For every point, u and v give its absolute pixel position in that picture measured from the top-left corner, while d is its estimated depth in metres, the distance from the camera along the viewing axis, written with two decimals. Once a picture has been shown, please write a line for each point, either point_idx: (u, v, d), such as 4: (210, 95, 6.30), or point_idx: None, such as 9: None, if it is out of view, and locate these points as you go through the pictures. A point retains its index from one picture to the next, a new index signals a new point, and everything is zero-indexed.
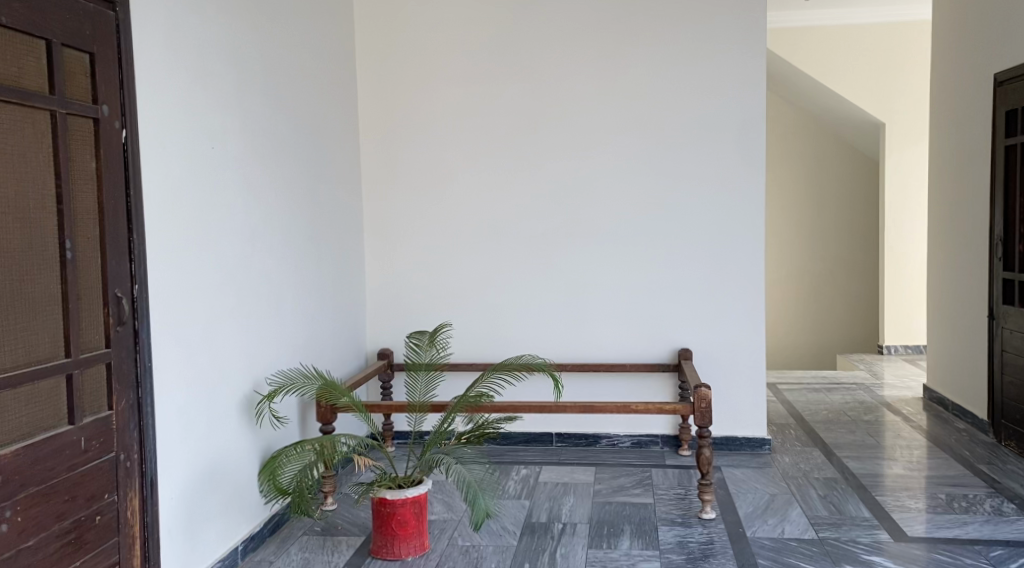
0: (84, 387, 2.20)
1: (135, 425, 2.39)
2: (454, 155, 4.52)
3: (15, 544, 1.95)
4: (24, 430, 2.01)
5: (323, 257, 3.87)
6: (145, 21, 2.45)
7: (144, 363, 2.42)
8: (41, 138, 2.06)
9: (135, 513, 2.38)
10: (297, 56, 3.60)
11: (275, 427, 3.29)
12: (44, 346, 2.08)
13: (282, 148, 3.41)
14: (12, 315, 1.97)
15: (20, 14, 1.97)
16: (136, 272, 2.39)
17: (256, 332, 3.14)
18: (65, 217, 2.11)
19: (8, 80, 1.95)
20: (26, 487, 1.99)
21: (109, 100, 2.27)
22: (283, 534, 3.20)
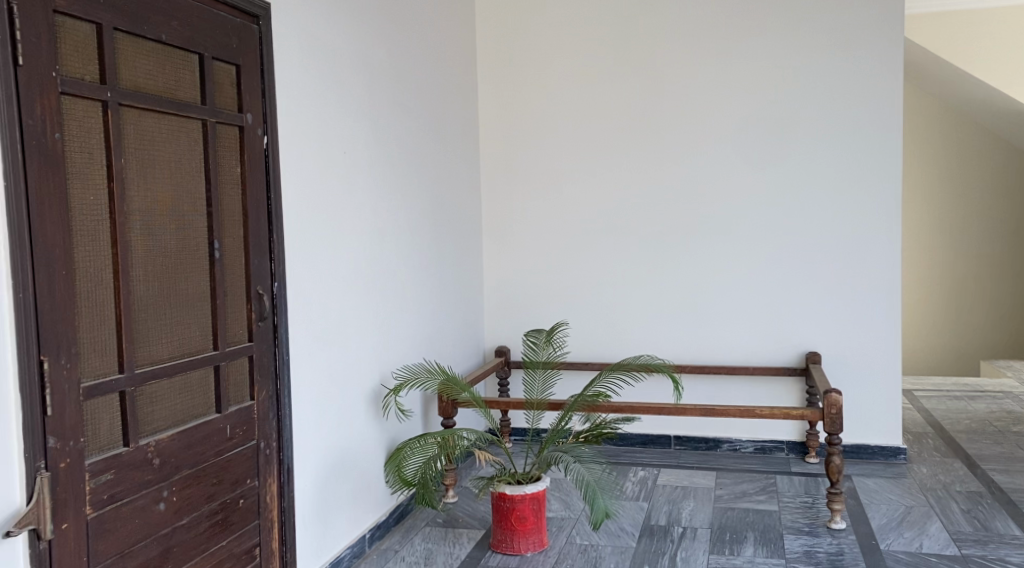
0: (230, 377, 2.36)
1: (274, 414, 2.54)
2: (572, 155, 4.53)
3: (171, 522, 2.12)
4: (179, 416, 2.17)
5: (445, 255, 3.97)
6: (286, 32, 2.60)
7: (282, 356, 2.57)
8: (195, 145, 2.21)
9: (274, 498, 2.53)
10: (422, 60, 3.72)
11: (400, 420, 3.41)
12: (196, 340, 2.24)
13: (408, 150, 3.53)
14: (170, 309, 2.14)
15: (177, 31, 2.13)
16: (276, 270, 2.54)
17: (383, 326, 3.26)
18: (214, 219, 2.27)
19: (165, 91, 2.11)
20: (181, 469, 2.15)
21: (252, 109, 2.43)
22: (407, 524, 3.32)
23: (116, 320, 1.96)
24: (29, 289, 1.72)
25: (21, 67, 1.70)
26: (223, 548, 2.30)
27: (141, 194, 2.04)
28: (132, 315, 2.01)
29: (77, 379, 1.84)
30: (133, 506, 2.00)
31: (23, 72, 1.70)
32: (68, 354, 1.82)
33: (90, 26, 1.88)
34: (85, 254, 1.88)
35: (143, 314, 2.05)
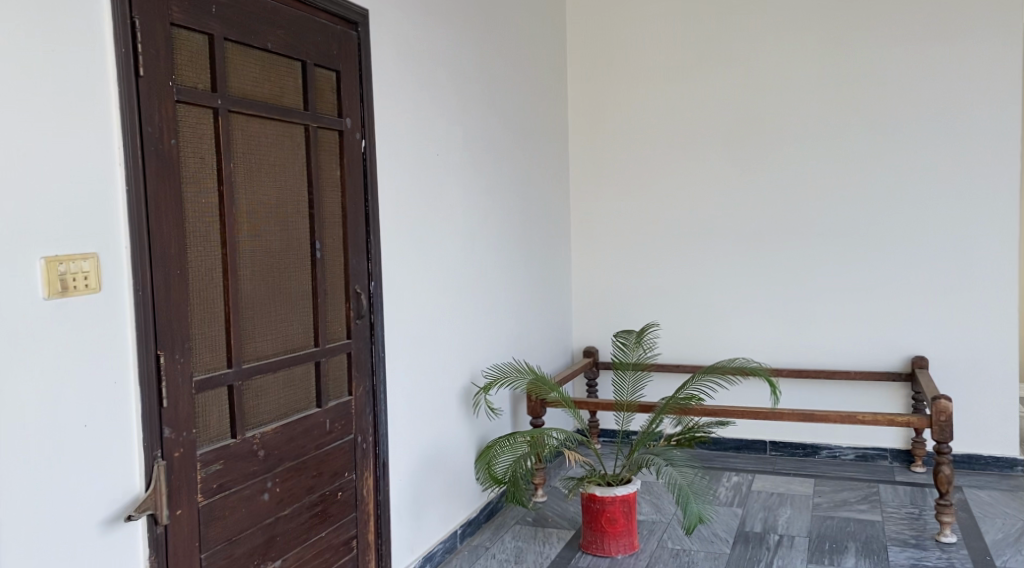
0: (330, 373, 2.44)
1: (370, 409, 2.61)
2: (663, 154, 4.48)
3: (275, 511, 2.20)
4: (283, 410, 2.26)
5: (534, 255, 3.99)
6: (385, 39, 2.67)
7: (377, 353, 2.64)
8: (297, 148, 2.30)
9: (370, 492, 2.60)
10: (513, 61, 3.74)
11: (490, 418, 3.44)
12: (299, 337, 2.32)
13: (499, 151, 3.57)
14: (275, 307, 2.23)
15: (282, 39, 2.21)
16: (372, 270, 2.61)
17: (474, 325, 3.31)
18: (315, 220, 2.35)
19: (271, 98, 2.20)
20: (284, 461, 2.24)
21: (351, 113, 2.50)
22: (498, 522, 3.35)
23: (225, 317, 2.06)
24: (148, 288, 1.83)
25: (142, 78, 1.80)
26: (323, 539, 2.38)
27: (248, 197, 2.13)
28: (240, 312, 2.10)
29: (190, 372, 1.94)
30: (240, 495, 2.09)
31: (142, 82, 1.81)
32: (182, 350, 1.92)
33: (203, 37, 1.98)
34: (198, 255, 1.98)
35: (249, 311, 2.14)
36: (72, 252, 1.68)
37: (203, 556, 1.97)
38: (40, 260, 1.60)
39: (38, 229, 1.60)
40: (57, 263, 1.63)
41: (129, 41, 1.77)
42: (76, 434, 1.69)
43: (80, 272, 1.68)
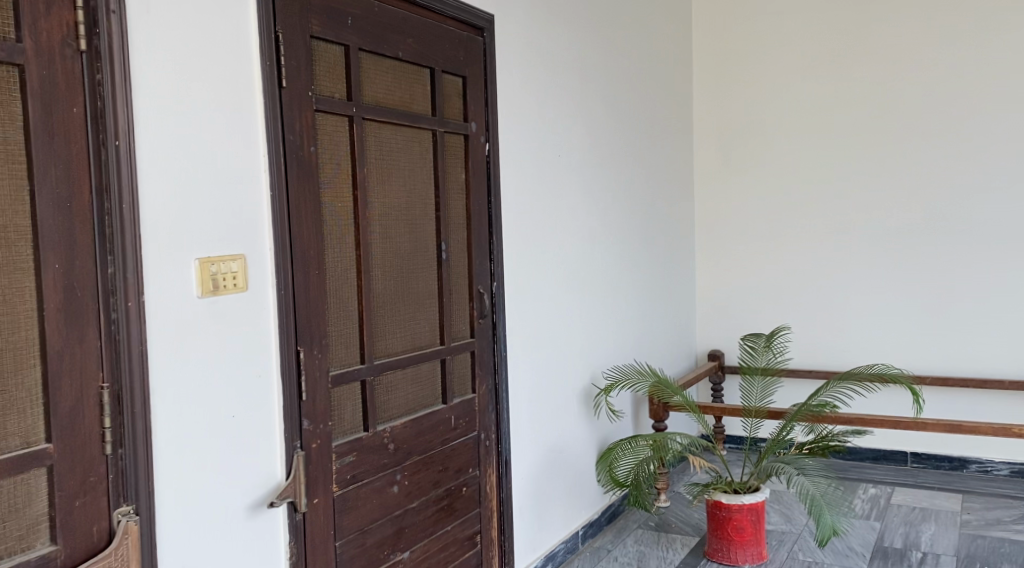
0: (455, 371, 2.50)
1: (493, 407, 2.65)
2: (792, 151, 4.32)
3: (404, 503, 2.28)
4: (411, 405, 2.34)
5: (656, 256, 3.94)
6: (511, 44, 2.72)
7: (500, 353, 2.68)
8: (425, 153, 2.37)
9: (493, 488, 2.64)
10: (638, 61, 3.72)
11: (612, 420, 3.43)
12: (425, 335, 2.39)
13: (622, 151, 3.55)
14: (404, 306, 2.31)
15: (412, 47, 2.29)
16: (495, 271, 2.65)
17: (596, 326, 3.31)
18: (441, 222, 2.42)
19: (402, 105, 2.28)
20: (412, 455, 2.31)
21: (476, 118, 2.56)
22: (619, 525, 3.33)
23: (358, 315, 2.15)
24: (289, 287, 1.94)
25: (284, 89, 1.92)
26: (448, 533, 2.44)
27: (379, 200, 2.22)
28: (371, 310, 2.20)
29: (327, 367, 2.05)
30: (372, 486, 2.18)
31: (285, 93, 1.92)
32: (319, 346, 2.03)
33: (340, 48, 2.08)
34: (333, 256, 2.08)
35: (380, 310, 2.23)
36: (223, 253, 1.80)
37: (337, 543, 2.07)
38: (195, 262, 1.74)
39: (194, 233, 1.73)
40: (210, 263, 1.76)
41: (273, 55, 1.89)
42: (226, 424, 1.81)
43: (230, 272, 1.81)
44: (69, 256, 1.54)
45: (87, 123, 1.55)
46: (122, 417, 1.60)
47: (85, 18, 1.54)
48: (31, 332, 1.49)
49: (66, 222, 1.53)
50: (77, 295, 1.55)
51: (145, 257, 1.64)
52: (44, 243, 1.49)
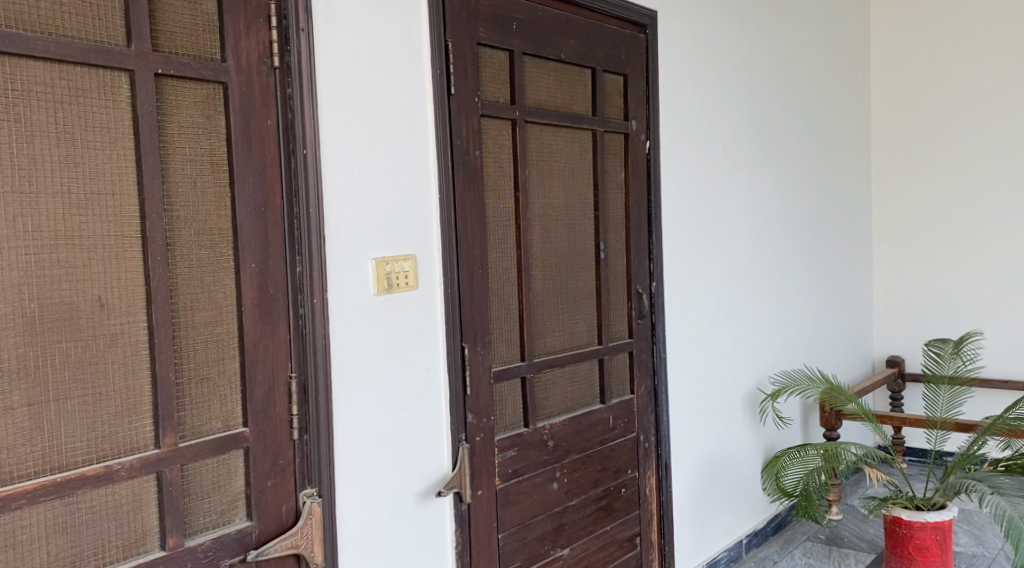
0: (613, 370, 2.49)
1: (652, 409, 2.62)
2: (986, 142, 3.96)
3: (563, 501, 2.30)
4: (569, 404, 2.35)
5: (829, 256, 3.72)
6: (673, 40, 2.68)
7: (660, 354, 2.64)
8: (586, 152, 2.38)
9: (652, 491, 2.61)
10: (811, 51, 3.54)
11: (779, 427, 3.29)
12: (583, 334, 2.40)
13: (792, 147, 3.39)
14: (564, 305, 2.33)
15: (574, 48, 2.30)
16: (655, 270, 2.62)
17: (762, 329, 3.18)
18: (600, 222, 2.42)
19: (562, 106, 2.30)
20: (571, 453, 2.33)
21: (637, 115, 2.53)
22: (787, 536, 3.19)
23: (519, 314, 2.20)
24: (456, 286, 2.02)
25: (453, 95, 2.00)
26: (608, 533, 2.44)
27: (539, 200, 2.25)
28: (532, 308, 2.24)
29: (490, 363, 2.11)
30: (533, 481, 2.22)
31: (454, 99, 2.00)
32: (483, 343, 2.09)
33: (504, 53, 2.14)
34: (496, 256, 2.14)
35: (541, 310, 2.26)
36: (396, 254, 1.90)
37: (500, 536, 2.13)
38: (371, 261, 1.84)
39: (371, 234, 1.84)
40: (384, 263, 1.86)
41: (443, 64, 1.97)
42: (399, 415, 1.91)
43: (402, 271, 1.90)
44: (263, 255, 1.68)
45: (279, 134, 1.69)
46: (307, 405, 1.73)
47: (278, 37, 1.68)
48: (232, 324, 1.65)
49: (261, 225, 1.67)
50: (270, 292, 1.69)
51: (328, 257, 1.76)
52: (242, 244, 1.64)
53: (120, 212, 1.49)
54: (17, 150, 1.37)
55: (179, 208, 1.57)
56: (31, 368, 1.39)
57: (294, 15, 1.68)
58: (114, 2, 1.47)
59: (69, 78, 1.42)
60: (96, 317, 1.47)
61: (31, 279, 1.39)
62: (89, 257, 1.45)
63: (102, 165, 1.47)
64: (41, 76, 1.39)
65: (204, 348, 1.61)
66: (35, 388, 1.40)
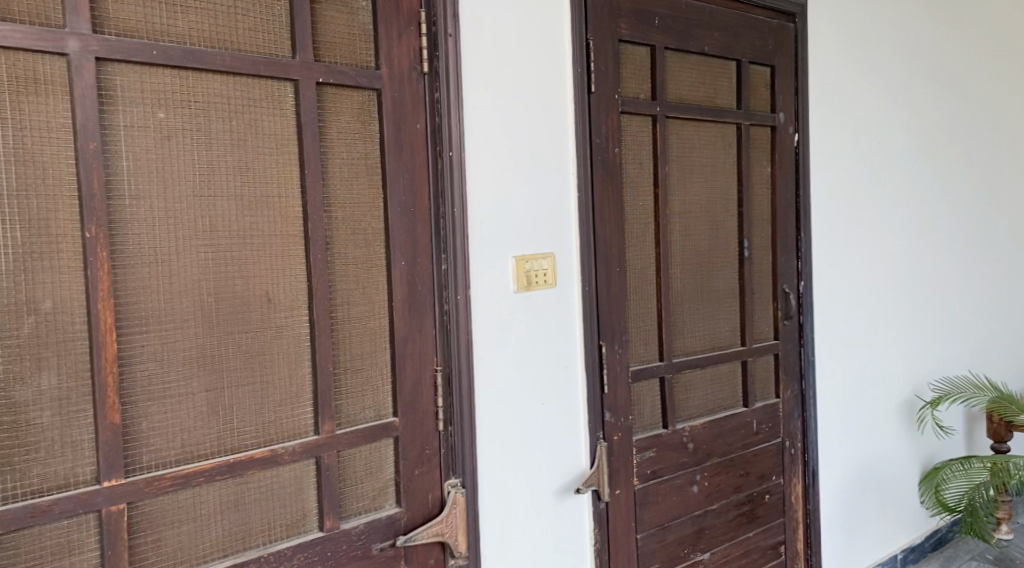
0: (757, 373, 2.41)
1: (799, 414, 2.51)
2: None
3: (704, 504, 2.26)
4: (710, 405, 2.30)
5: (999, 254, 3.43)
6: (825, 27, 2.55)
7: (808, 356, 2.53)
8: (729, 147, 2.32)
9: (799, 499, 2.51)
10: (981, 31, 3.27)
11: (940, 437, 3.07)
12: (726, 334, 2.34)
13: (957, 136, 3.15)
14: (705, 305, 2.28)
15: (718, 41, 2.25)
16: (803, 269, 2.51)
17: (921, 332, 2.98)
18: (744, 219, 2.35)
19: (706, 100, 2.25)
20: (712, 456, 2.28)
21: (785, 108, 2.44)
22: (948, 553, 2.98)
23: (659, 313, 2.17)
24: (595, 284, 2.02)
25: (594, 93, 2.00)
26: (750, 540, 2.37)
27: (680, 197, 2.22)
28: (672, 308, 2.20)
29: (628, 363, 2.09)
30: (673, 483, 2.18)
31: (594, 97, 2.00)
32: (620, 342, 2.08)
33: (646, 49, 2.12)
34: (636, 254, 2.12)
35: (681, 309, 2.23)
36: (536, 252, 1.92)
37: (639, 536, 2.12)
38: (511, 259, 1.88)
39: (511, 233, 1.88)
40: (524, 262, 1.89)
41: (584, 62, 1.98)
42: (538, 411, 1.93)
43: (542, 269, 1.93)
44: (412, 253, 1.75)
45: (427, 136, 1.76)
46: (452, 398, 1.79)
47: (427, 44, 1.74)
48: (384, 318, 1.73)
49: (410, 225, 1.74)
50: (417, 289, 1.76)
51: (472, 255, 1.81)
52: (393, 244, 1.72)
53: (285, 212, 1.60)
54: (199, 157, 1.49)
55: (337, 209, 1.66)
56: (209, 357, 1.52)
57: (443, 21, 1.74)
58: (281, 17, 1.58)
59: (242, 90, 1.54)
60: (264, 310, 1.58)
61: (208, 275, 1.51)
62: (258, 255, 1.57)
63: (270, 169, 1.58)
64: (219, 89, 1.51)
65: (358, 341, 1.70)
66: (211, 375, 1.52)
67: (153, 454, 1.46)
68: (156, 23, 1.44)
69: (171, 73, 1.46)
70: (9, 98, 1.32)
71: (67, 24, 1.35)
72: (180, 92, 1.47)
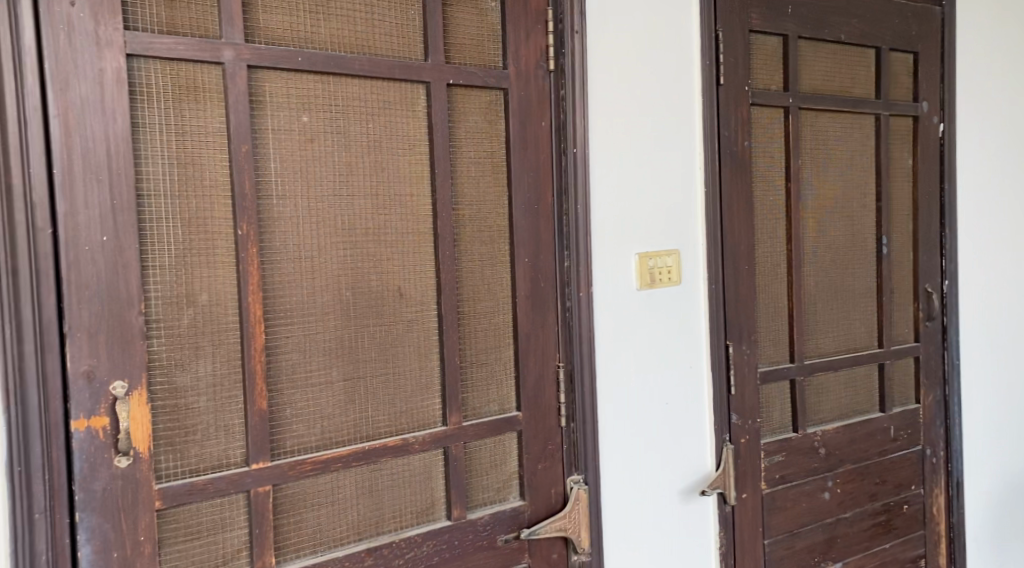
0: (895, 377, 2.29)
1: (942, 421, 2.36)
2: None
3: (836, 512, 2.16)
4: (844, 410, 2.20)
5: None
6: (974, 9, 2.39)
7: (952, 360, 2.37)
8: (867, 139, 2.21)
9: (941, 511, 2.36)
10: None
11: None
12: (861, 335, 2.23)
13: None
14: (839, 304, 2.18)
15: (856, 28, 2.14)
16: (947, 267, 2.36)
17: None
18: (882, 214, 2.23)
19: (842, 90, 2.15)
20: (846, 462, 2.18)
21: (929, 96, 2.30)
22: None
23: (789, 313, 2.09)
24: (722, 282, 1.97)
25: (722, 86, 1.95)
26: (886, 552, 2.25)
27: (813, 192, 2.13)
28: (804, 307, 2.12)
29: (756, 364, 2.03)
30: (803, 489, 2.11)
31: (723, 90, 1.95)
32: (748, 342, 2.02)
33: (778, 39, 2.05)
34: (765, 251, 2.06)
35: (813, 309, 2.14)
36: (661, 248, 1.90)
37: (766, 541, 2.05)
38: (635, 256, 1.86)
39: (636, 230, 1.86)
40: (648, 258, 1.87)
41: (712, 54, 1.94)
42: (661, 410, 1.91)
43: (666, 266, 1.90)
44: (535, 250, 1.76)
45: (552, 134, 1.77)
46: (574, 394, 1.79)
47: (554, 41, 1.75)
48: (508, 314, 1.76)
49: (535, 222, 1.76)
50: (541, 285, 1.77)
51: (595, 251, 1.81)
52: (517, 241, 1.74)
53: (416, 210, 1.65)
54: (338, 158, 1.57)
55: (465, 207, 1.70)
56: (346, 348, 1.59)
57: (570, 19, 1.75)
58: (415, 21, 1.63)
59: (378, 93, 1.60)
60: (396, 305, 1.64)
61: (346, 270, 1.58)
62: (392, 251, 1.63)
63: (403, 168, 1.63)
64: (357, 93, 1.58)
65: (483, 336, 1.73)
66: (347, 366, 1.59)
67: (296, 439, 1.55)
68: (301, 31, 1.52)
69: (313, 79, 1.54)
70: (171, 105, 1.42)
71: (222, 35, 1.44)
72: (321, 96, 1.54)
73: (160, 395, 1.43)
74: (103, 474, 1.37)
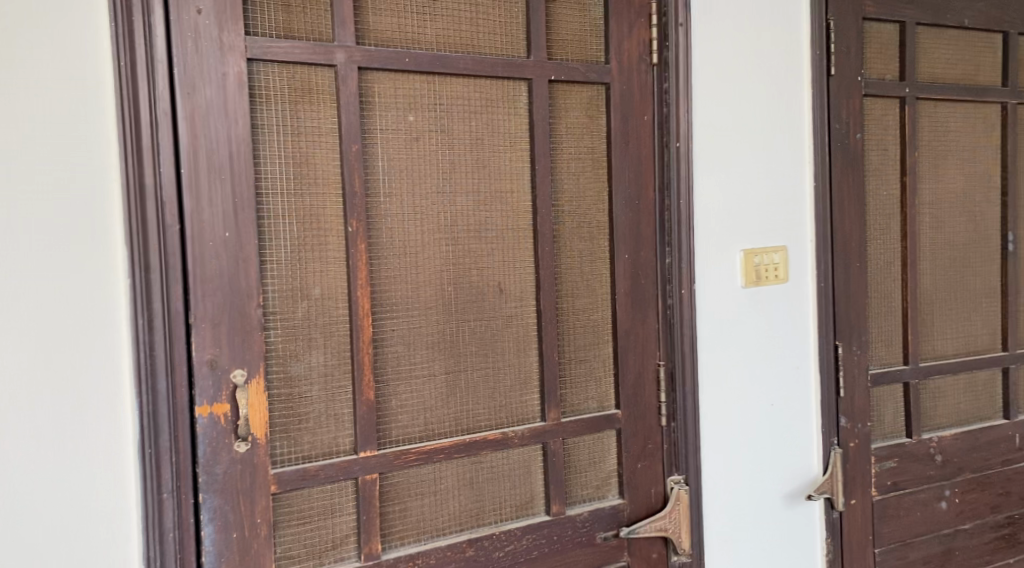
0: (1020, 382, 2.15)
1: None
2: None
3: (954, 523, 2.05)
4: (962, 416, 2.09)
5: None
6: None
7: None
8: (991, 130, 2.09)
9: None
10: None
11: None
12: (984, 337, 2.11)
13: None
14: (958, 304, 2.07)
15: (981, 13, 2.03)
16: None
17: None
18: (1008, 209, 2.10)
19: (965, 78, 2.04)
20: (965, 471, 2.07)
21: None
22: None
23: (903, 312, 2.00)
24: (831, 280, 1.90)
25: (833, 76, 1.88)
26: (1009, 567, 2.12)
27: (932, 186, 2.02)
28: (920, 307, 2.02)
29: (867, 366, 1.95)
30: (918, 498, 2.01)
31: (834, 80, 1.88)
32: (859, 343, 1.94)
33: (894, 26, 1.96)
34: (878, 248, 1.98)
35: (930, 309, 2.04)
36: (767, 245, 1.85)
37: (877, 550, 1.97)
38: (740, 253, 1.82)
39: (741, 226, 1.82)
40: (754, 255, 1.82)
41: (823, 44, 1.87)
42: (765, 410, 1.86)
43: (772, 264, 1.85)
44: (636, 247, 1.75)
45: (654, 128, 1.75)
46: (675, 393, 1.77)
47: (658, 35, 1.73)
48: (608, 311, 1.75)
49: (636, 218, 1.75)
50: (641, 281, 1.76)
51: (698, 247, 1.77)
52: (618, 237, 1.73)
53: (517, 207, 1.66)
54: (443, 156, 1.60)
55: (566, 203, 1.70)
56: (449, 343, 1.62)
57: (674, 11, 1.72)
58: (518, 19, 1.65)
59: (481, 91, 1.62)
60: (497, 301, 1.66)
61: (449, 265, 1.61)
62: (494, 247, 1.65)
63: (505, 165, 1.65)
64: (462, 92, 1.61)
65: (583, 333, 1.73)
66: (450, 360, 1.62)
67: (401, 430, 1.59)
68: (409, 32, 1.56)
69: (419, 79, 1.57)
70: (287, 106, 1.48)
71: (335, 38, 1.49)
72: (427, 96, 1.58)
73: (276, 384, 1.49)
74: (224, 458, 1.45)
